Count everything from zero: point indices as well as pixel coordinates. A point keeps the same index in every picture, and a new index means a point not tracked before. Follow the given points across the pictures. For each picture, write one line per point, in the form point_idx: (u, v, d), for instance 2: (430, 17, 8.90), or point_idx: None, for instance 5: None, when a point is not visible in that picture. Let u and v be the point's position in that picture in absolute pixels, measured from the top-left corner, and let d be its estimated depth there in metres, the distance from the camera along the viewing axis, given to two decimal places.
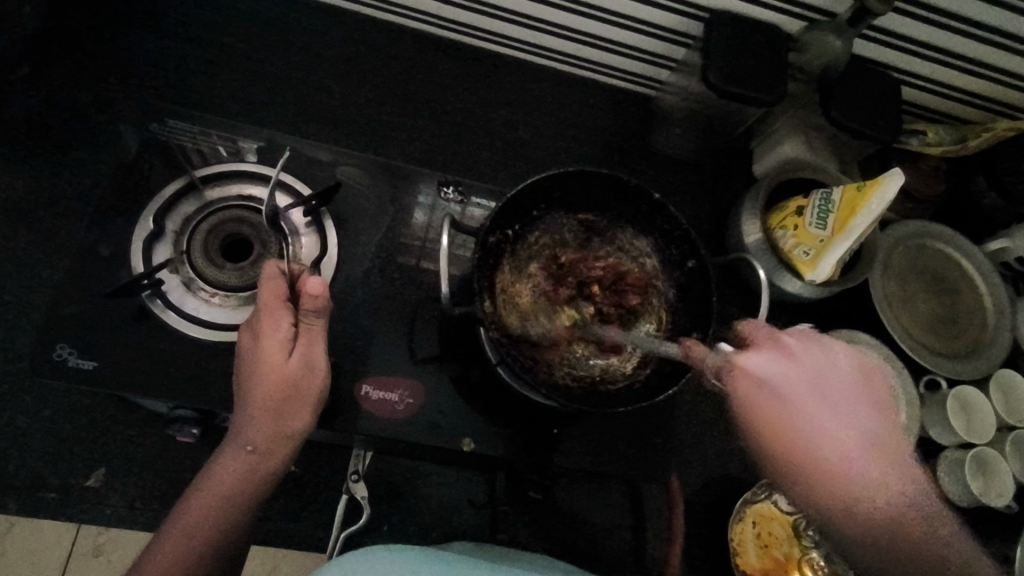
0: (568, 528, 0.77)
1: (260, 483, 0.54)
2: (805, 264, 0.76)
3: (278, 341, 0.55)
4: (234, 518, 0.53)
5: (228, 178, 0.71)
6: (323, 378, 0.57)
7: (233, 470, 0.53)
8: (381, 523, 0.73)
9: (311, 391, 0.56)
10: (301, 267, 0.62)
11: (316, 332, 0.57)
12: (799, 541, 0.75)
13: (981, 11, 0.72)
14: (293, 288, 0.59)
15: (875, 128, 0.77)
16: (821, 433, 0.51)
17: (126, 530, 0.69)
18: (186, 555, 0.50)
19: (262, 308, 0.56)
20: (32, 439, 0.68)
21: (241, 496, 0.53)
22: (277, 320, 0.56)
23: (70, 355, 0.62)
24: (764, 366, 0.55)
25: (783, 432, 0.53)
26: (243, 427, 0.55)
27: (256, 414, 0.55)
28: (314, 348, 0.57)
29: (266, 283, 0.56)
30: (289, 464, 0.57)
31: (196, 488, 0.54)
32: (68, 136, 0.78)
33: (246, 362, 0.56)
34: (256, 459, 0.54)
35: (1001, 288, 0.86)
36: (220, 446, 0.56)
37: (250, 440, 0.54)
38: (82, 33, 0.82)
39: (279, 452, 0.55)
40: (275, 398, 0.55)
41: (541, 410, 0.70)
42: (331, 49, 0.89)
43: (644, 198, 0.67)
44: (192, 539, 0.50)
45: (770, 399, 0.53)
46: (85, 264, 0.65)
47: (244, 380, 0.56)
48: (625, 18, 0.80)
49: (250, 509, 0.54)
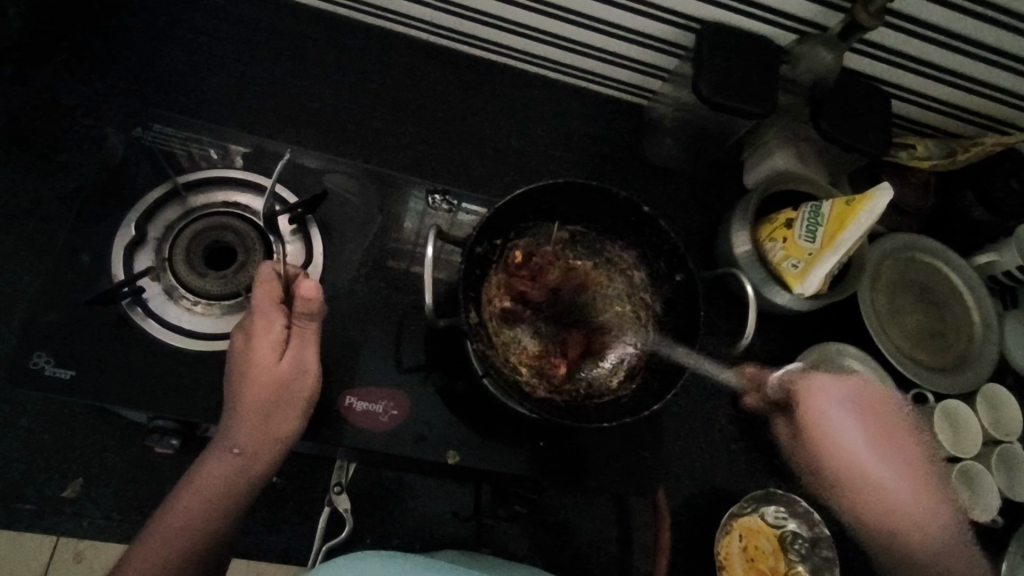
0: (553, 541, 0.76)
1: (248, 484, 0.53)
2: (794, 277, 0.76)
3: (271, 343, 0.55)
4: (220, 520, 0.52)
5: (214, 185, 0.70)
6: (313, 381, 0.57)
7: (220, 471, 0.53)
8: (365, 535, 0.72)
9: (302, 393, 0.56)
10: (295, 270, 0.62)
11: (308, 334, 0.57)
12: (786, 555, 0.75)
13: (971, 27, 0.72)
14: (287, 290, 0.59)
15: (866, 142, 0.77)
16: (888, 481, 0.69)
17: (104, 541, 0.68)
18: (173, 553, 0.49)
19: (255, 309, 0.56)
20: (8, 448, 0.67)
21: (228, 498, 0.52)
22: (271, 322, 0.55)
23: (48, 364, 0.61)
24: (836, 400, 0.71)
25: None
26: (231, 427, 0.54)
27: (243, 416, 0.54)
28: (306, 350, 0.56)
29: (260, 285, 0.56)
30: (277, 465, 0.56)
31: (183, 488, 0.53)
32: (52, 140, 0.77)
33: (236, 363, 0.55)
34: (245, 460, 0.53)
35: (989, 302, 0.86)
36: (206, 446, 0.55)
37: (238, 441, 0.53)
38: (69, 35, 0.81)
39: (268, 453, 0.54)
40: (264, 400, 0.54)
41: (527, 421, 0.69)
42: (322, 54, 0.88)
43: (634, 210, 0.66)
44: (177, 540, 0.50)
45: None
46: (66, 270, 0.64)
47: (232, 382, 0.55)
48: (617, 28, 0.80)
49: (236, 511, 0.53)
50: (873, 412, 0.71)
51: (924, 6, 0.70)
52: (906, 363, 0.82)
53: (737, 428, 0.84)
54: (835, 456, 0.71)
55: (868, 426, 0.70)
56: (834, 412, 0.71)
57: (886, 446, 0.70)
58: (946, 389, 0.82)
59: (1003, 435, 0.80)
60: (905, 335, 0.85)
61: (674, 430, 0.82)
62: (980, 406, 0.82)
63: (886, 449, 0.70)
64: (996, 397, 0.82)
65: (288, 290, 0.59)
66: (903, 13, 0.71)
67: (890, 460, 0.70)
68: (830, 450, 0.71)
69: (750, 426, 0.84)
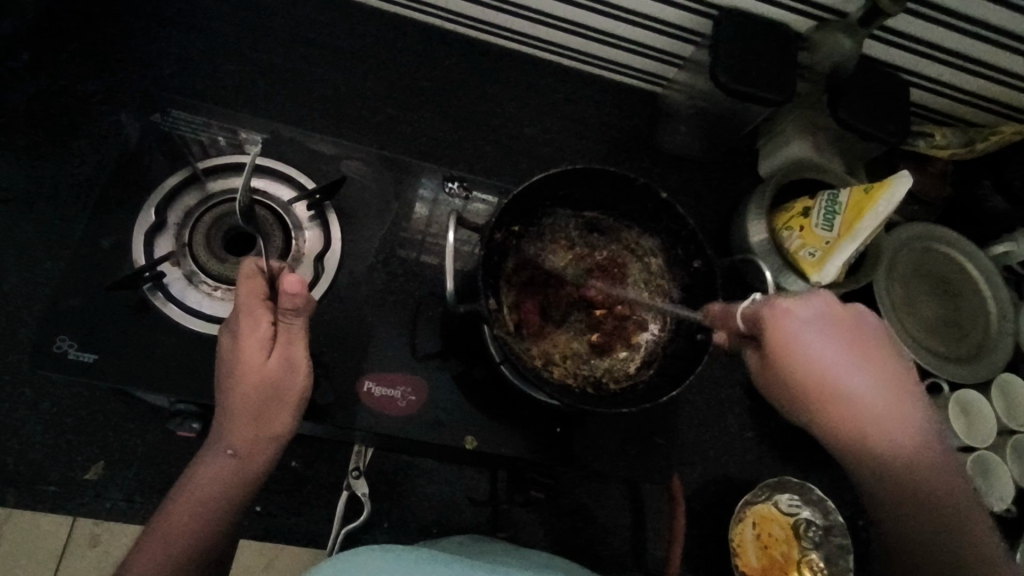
0: (569, 527, 0.77)
1: (242, 486, 0.52)
2: (811, 266, 0.75)
3: (257, 342, 0.53)
4: (217, 518, 0.51)
5: (231, 171, 0.71)
6: (304, 378, 0.55)
7: (212, 474, 0.52)
8: (382, 520, 0.73)
9: (293, 391, 0.54)
10: (283, 263, 0.59)
11: (296, 330, 0.54)
12: (799, 543, 0.76)
13: (991, 13, 0.71)
14: (274, 284, 0.57)
15: (884, 130, 0.76)
16: (841, 378, 0.52)
17: (126, 524, 0.69)
18: (172, 556, 0.48)
19: (240, 307, 0.53)
20: (31, 431, 0.68)
21: (223, 500, 0.51)
22: (256, 320, 0.53)
23: (71, 348, 0.61)
24: (806, 321, 0.52)
25: (830, 397, 0.52)
26: (222, 429, 0.53)
27: (235, 417, 0.53)
28: (294, 347, 0.54)
29: (245, 280, 0.54)
30: (272, 467, 0.55)
31: (179, 491, 0.52)
32: (70, 125, 0.77)
33: (225, 363, 0.54)
34: (237, 462, 0.53)
35: (1005, 293, 0.86)
36: (203, 447, 0.54)
37: (230, 444, 0.53)
38: (87, 23, 0.81)
39: (260, 454, 0.53)
40: (254, 400, 0.53)
41: (544, 407, 0.70)
42: (338, 41, 0.88)
43: (651, 197, 0.65)
44: (171, 545, 0.49)
45: (808, 359, 0.52)
46: (85, 256, 0.64)
47: (222, 384, 0.54)
48: (634, 14, 0.80)
49: (233, 511, 0.52)
50: (844, 327, 0.53)
51: None
52: (924, 355, 0.81)
53: (751, 417, 0.84)
54: (810, 379, 0.52)
55: (835, 340, 0.52)
56: (807, 338, 0.52)
57: (869, 364, 0.52)
58: (961, 378, 0.82)
59: (1018, 425, 0.81)
60: (922, 326, 0.85)
61: (689, 418, 0.82)
62: (993, 395, 0.82)
63: (863, 367, 0.52)
64: (1009, 386, 0.82)
65: (274, 285, 0.56)
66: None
67: (861, 375, 0.52)
68: (816, 385, 0.52)
69: (764, 415, 0.84)
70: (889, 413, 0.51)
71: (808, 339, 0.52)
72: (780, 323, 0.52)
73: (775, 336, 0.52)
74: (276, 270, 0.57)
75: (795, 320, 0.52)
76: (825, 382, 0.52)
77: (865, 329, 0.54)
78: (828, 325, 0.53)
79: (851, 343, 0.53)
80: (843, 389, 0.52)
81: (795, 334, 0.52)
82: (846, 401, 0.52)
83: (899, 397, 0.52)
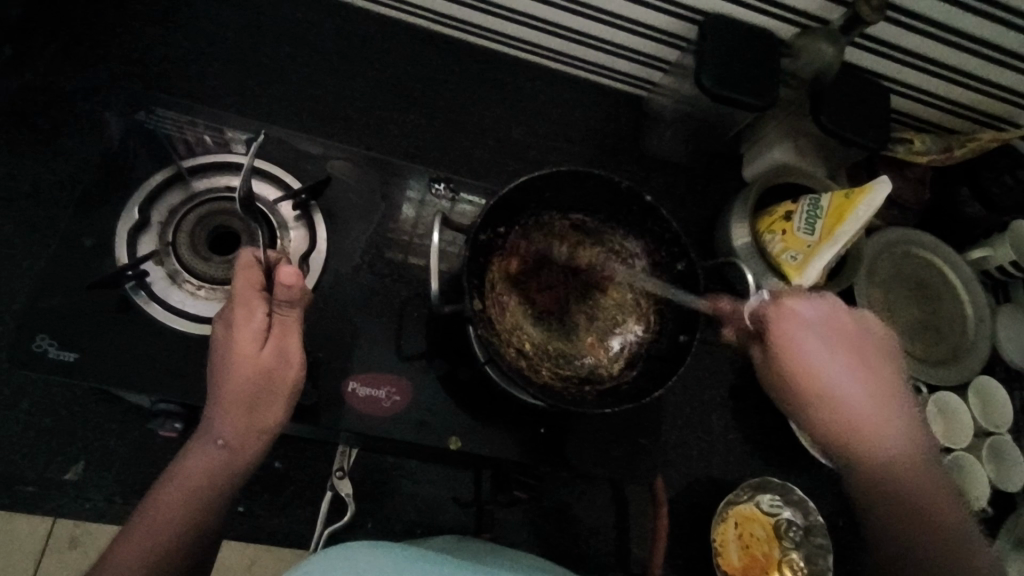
0: (552, 528, 0.77)
1: (232, 478, 0.52)
2: (793, 269, 0.76)
3: (251, 333, 0.53)
4: (208, 509, 0.50)
5: (217, 170, 0.70)
6: (296, 370, 0.55)
7: (203, 466, 0.51)
8: (366, 520, 0.73)
9: (285, 383, 0.54)
10: (279, 255, 0.59)
11: (290, 322, 0.54)
12: (780, 543, 0.77)
13: (969, 22, 0.73)
14: (269, 276, 0.56)
15: (865, 136, 0.77)
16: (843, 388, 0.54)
17: (106, 525, 0.68)
18: (160, 546, 0.48)
19: (235, 297, 0.53)
20: (9, 431, 0.67)
21: (214, 492, 0.51)
22: (251, 310, 0.53)
23: (51, 347, 0.61)
24: (808, 312, 0.56)
25: (804, 375, 0.55)
26: (213, 420, 0.53)
27: (226, 407, 0.52)
28: (288, 340, 0.54)
29: (240, 270, 0.53)
30: (262, 459, 0.54)
31: (168, 481, 0.51)
32: (52, 122, 0.76)
33: (220, 353, 0.53)
34: (229, 454, 0.52)
35: (982, 296, 0.87)
36: (191, 439, 0.53)
37: (221, 434, 0.52)
38: (72, 20, 0.80)
39: (251, 445, 0.53)
40: (247, 390, 0.52)
41: (529, 408, 0.70)
42: (326, 41, 0.88)
43: (636, 199, 0.66)
44: (160, 538, 0.48)
45: (801, 356, 0.55)
46: (67, 254, 0.64)
47: (216, 374, 0.53)
48: (620, 19, 0.81)
49: (222, 503, 0.52)
50: (840, 332, 0.56)
51: (925, 2, 0.70)
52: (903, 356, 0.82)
53: (734, 418, 0.85)
54: (798, 373, 0.55)
55: (835, 352, 0.55)
56: (802, 338, 0.55)
57: (867, 372, 0.55)
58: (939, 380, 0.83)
59: (993, 426, 0.83)
60: (901, 328, 0.86)
61: (672, 419, 0.83)
62: (971, 398, 0.84)
63: (873, 389, 0.54)
64: (987, 390, 0.84)
65: (269, 277, 0.56)
66: (904, 8, 0.72)
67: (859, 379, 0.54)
68: (806, 379, 0.55)
69: (746, 417, 0.85)
70: (885, 429, 0.53)
71: (807, 335, 0.55)
72: (785, 324, 0.55)
73: (777, 333, 0.56)
74: (272, 261, 0.57)
75: (798, 309, 0.56)
76: (822, 386, 0.54)
77: (863, 345, 0.56)
78: (824, 322, 0.56)
79: (834, 329, 0.56)
80: (816, 372, 0.54)
81: (798, 330, 0.55)
82: (821, 384, 0.54)
83: (872, 387, 0.55)
